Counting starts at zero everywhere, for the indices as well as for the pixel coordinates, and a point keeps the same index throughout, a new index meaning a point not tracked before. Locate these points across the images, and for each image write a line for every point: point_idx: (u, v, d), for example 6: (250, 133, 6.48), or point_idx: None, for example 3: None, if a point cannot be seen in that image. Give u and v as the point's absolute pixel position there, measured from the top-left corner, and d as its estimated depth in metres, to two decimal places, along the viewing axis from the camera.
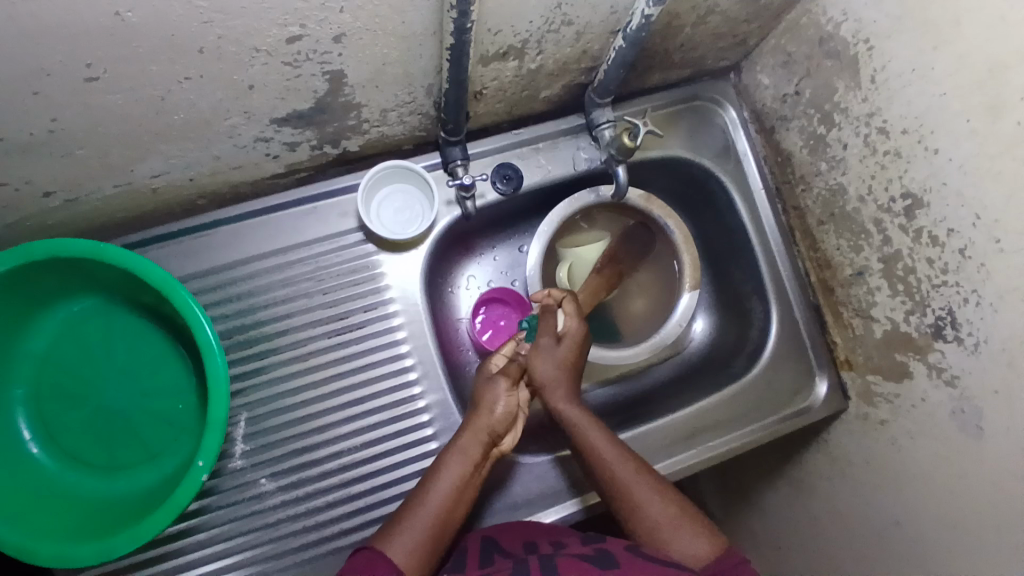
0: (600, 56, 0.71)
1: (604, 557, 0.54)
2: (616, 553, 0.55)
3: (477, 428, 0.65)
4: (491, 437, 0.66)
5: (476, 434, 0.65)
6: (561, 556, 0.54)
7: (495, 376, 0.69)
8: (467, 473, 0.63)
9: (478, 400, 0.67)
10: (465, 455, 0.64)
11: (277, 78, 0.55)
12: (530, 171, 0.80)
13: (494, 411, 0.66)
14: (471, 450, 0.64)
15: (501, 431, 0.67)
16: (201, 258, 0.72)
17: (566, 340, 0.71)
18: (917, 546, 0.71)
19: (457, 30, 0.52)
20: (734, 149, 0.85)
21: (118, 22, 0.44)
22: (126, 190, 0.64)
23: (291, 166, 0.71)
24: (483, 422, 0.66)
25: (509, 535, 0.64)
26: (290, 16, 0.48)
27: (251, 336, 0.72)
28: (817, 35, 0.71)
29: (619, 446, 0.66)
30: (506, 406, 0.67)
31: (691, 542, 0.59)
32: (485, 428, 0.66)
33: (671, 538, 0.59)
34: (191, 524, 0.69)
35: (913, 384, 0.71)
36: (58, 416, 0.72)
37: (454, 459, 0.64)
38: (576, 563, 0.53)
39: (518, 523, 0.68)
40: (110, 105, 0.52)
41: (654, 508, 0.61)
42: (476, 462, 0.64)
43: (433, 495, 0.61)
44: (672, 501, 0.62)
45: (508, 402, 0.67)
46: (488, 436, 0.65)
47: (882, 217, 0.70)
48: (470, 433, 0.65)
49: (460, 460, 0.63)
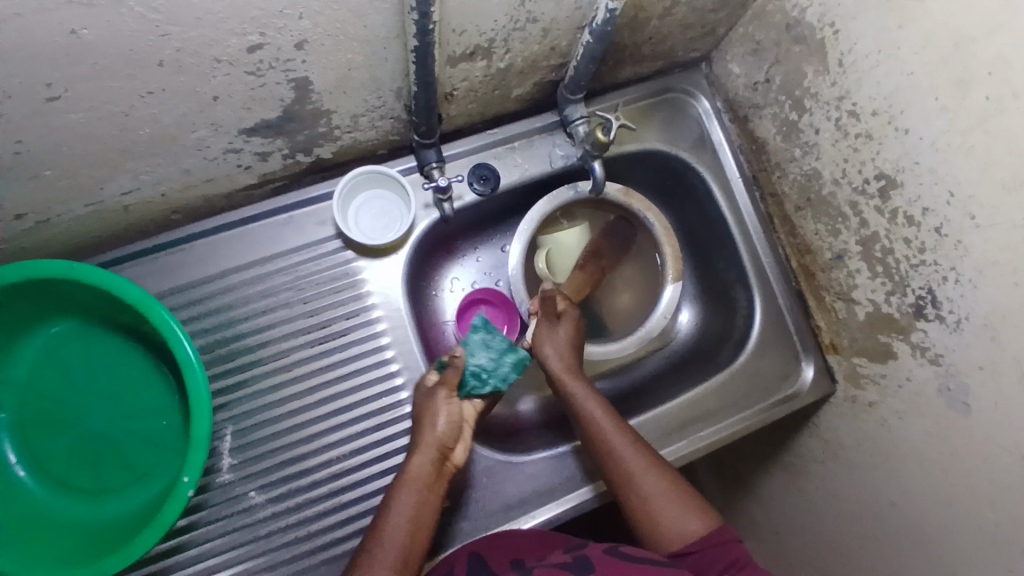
0: (569, 52, 0.71)
1: (583, 563, 0.54)
2: (594, 558, 0.55)
3: (424, 449, 0.65)
4: (440, 451, 0.65)
5: (425, 452, 0.64)
6: (539, 568, 0.54)
7: (434, 386, 0.69)
8: (420, 499, 0.62)
9: (421, 419, 0.67)
10: (416, 481, 0.62)
11: (241, 88, 0.55)
12: (507, 171, 0.80)
13: (436, 427, 0.66)
14: (421, 473, 0.63)
15: (450, 443, 0.66)
16: (179, 273, 0.71)
17: (565, 322, 0.76)
18: (913, 525, 0.71)
19: (420, 31, 0.52)
20: (709, 139, 0.86)
21: (76, 40, 0.43)
22: (97, 209, 0.63)
23: (264, 176, 0.70)
24: (430, 437, 0.65)
25: (496, 551, 0.64)
26: (249, 24, 0.48)
27: (233, 349, 0.72)
28: (783, 21, 0.71)
29: (616, 419, 0.68)
30: (446, 416, 0.66)
31: (683, 519, 0.61)
32: (434, 443, 0.65)
33: (664, 516, 0.61)
34: (182, 540, 0.69)
35: (898, 364, 0.71)
36: (41, 441, 0.71)
37: (406, 486, 0.62)
38: (553, 573, 0.53)
39: (501, 535, 0.68)
40: (73, 124, 0.51)
41: (649, 479, 0.64)
42: (430, 485, 0.63)
43: (390, 528, 0.59)
44: (668, 476, 0.64)
45: (448, 412, 0.67)
46: (438, 450, 0.65)
47: (858, 199, 0.70)
48: (418, 456, 0.64)
49: (413, 487, 0.62)
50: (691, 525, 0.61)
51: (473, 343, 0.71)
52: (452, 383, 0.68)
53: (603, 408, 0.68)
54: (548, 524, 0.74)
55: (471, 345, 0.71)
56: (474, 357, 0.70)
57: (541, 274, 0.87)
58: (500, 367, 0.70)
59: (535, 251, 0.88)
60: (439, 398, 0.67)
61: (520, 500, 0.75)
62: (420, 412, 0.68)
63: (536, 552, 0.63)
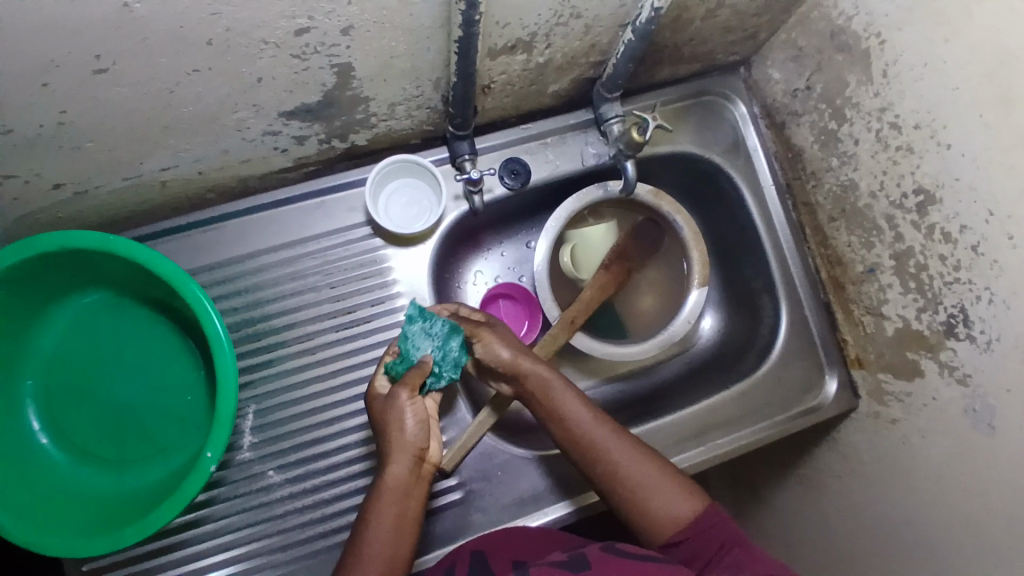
0: (609, 50, 0.70)
1: (578, 560, 0.53)
2: (591, 555, 0.54)
3: (398, 456, 0.60)
4: (415, 454, 0.61)
5: (399, 455, 0.60)
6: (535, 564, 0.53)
7: (393, 388, 0.63)
8: (400, 506, 0.59)
9: (386, 423, 0.62)
10: (394, 492, 0.59)
11: (285, 71, 0.55)
12: (538, 167, 0.79)
13: (405, 428, 0.61)
14: (398, 483, 0.59)
15: (423, 443, 0.62)
16: (211, 251, 0.72)
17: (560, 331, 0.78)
18: (928, 546, 0.70)
19: (465, 22, 0.52)
20: (744, 144, 0.85)
21: (127, 14, 0.44)
22: (135, 183, 0.64)
23: (299, 160, 0.71)
24: (401, 441, 0.60)
25: (498, 553, 0.63)
26: (297, 8, 0.48)
27: (259, 330, 0.73)
28: (828, 28, 0.70)
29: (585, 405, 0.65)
30: (415, 415, 0.62)
31: (673, 503, 0.60)
32: (406, 445, 0.61)
33: (654, 502, 0.60)
34: (200, 515, 0.70)
35: (925, 382, 0.70)
36: (67, 409, 0.73)
37: (385, 494, 0.59)
38: (550, 569, 0.51)
39: (505, 536, 0.67)
40: (119, 98, 0.52)
41: (631, 466, 0.61)
42: (408, 494, 0.59)
43: (373, 547, 0.56)
44: (648, 460, 0.62)
45: (415, 410, 0.62)
46: (412, 453, 0.61)
47: (894, 213, 0.69)
48: (391, 464, 0.60)
49: (391, 495, 0.59)
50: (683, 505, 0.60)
51: (413, 335, 0.67)
52: (413, 383, 0.63)
53: (573, 394, 0.65)
54: (558, 523, 0.74)
55: (412, 338, 0.67)
56: (418, 351, 0.66)
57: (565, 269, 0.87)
58: (449, 354, 0.67)
59: (561, 246, 0.88)
60: (404, 397, 0.61)
61: (534, 496, 0.75)
62: (384, 413, 0.62)
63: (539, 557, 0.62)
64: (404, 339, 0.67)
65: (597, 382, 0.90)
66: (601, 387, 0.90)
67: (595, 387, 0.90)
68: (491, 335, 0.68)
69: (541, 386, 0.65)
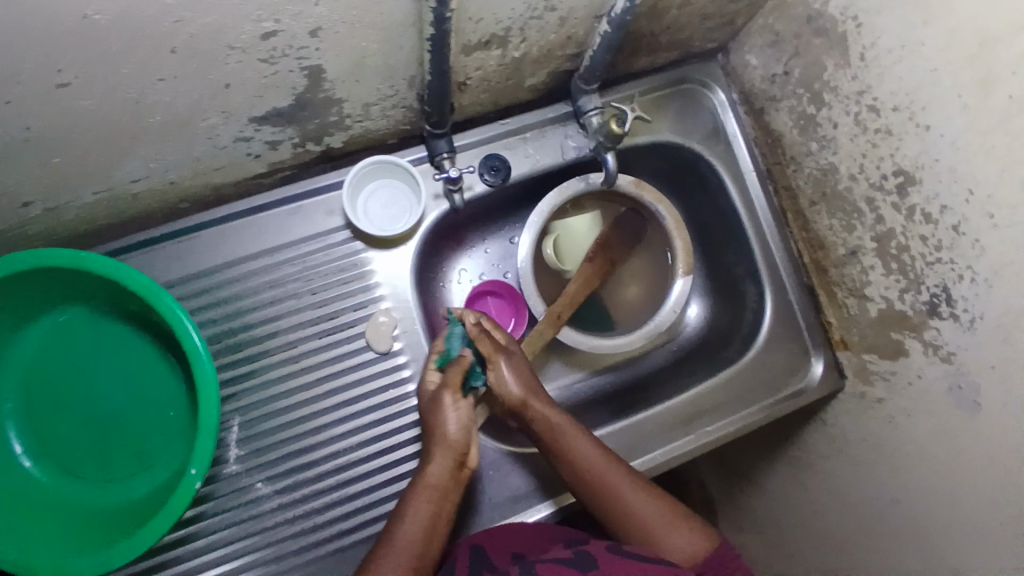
0: (586, 42, 0.69)
1: (583, 558, 0.54)
2: (596, 553, 0.54)
3: (439, 456, 0.64)
4: (456, 457, 0.64)
5: (442, 455, 0.64)
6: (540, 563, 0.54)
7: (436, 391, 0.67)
8: (437, 503, 0.61)
9: (432, 427, 0.66)
10: (431, 488, 0.62)
11: (253, 76, 0.53)
12: (518, 162, 0.78)
13: (448, 432, 0.64)
14: (437, 481, 0.62)
15: (464, 449, 0.65)
16: (186, 263, 0.70)
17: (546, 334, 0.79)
18: (916, 522, 0.71)
19: (437, 19, 0.51)
20: (724, 131, 0.85)
21: (88, 25, 0.42)
22: (106, 196, 0.62)
23: (273, 165, 0.69)
24: (444, 443, 0.64)
25: (498, 548, 0.63)
26: (263, 11, 0.46)
27: (240, 340, 0.71)
28: (805, 12, 0.70)
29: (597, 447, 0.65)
30: (459, 420, 0.65)
31: (681, 542, 0.59)
32: (449, 448, 0.64)
33: (661, 543, 0.59)
34: (189, 531, 0.68)
35: (908, 361, 0.71)
36: (47, 429, 0.71)
37: (424, 490, 0.62)
38: (555, 568, 0.52)
39: (504, 529, 0.68)
40: (84, 110, 0.50)
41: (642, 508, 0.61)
42: (444, 493, 0.62)
43: (401, 537, 0.58)
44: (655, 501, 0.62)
45: (458, 416, 0.65)
46: (454, 456, 0.64)
47: (874, 195, 0.69)
48: (432, 464, 0.63)
49: (430, 490, 0.62)
50: (691, 544, 0.59)
51: (452, 336, 0.69)
52: (453, 384, 0.66)
53: (582, 436, 0.65)
54: (554, 517, 0.74)
55: (452, 338, 0.69)
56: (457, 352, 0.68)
57: (549, 260, 0.86)
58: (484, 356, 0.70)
59: (544, 237, 0.87)
60: (448, 402, 0.65)
61: (527, 493, 0.75)
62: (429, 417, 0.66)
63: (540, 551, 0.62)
64: (445, 340, 0.70)
65: (586, 375, 0.90)
66: (590, 380, 0.90)
67: (584, 379, 0.90)
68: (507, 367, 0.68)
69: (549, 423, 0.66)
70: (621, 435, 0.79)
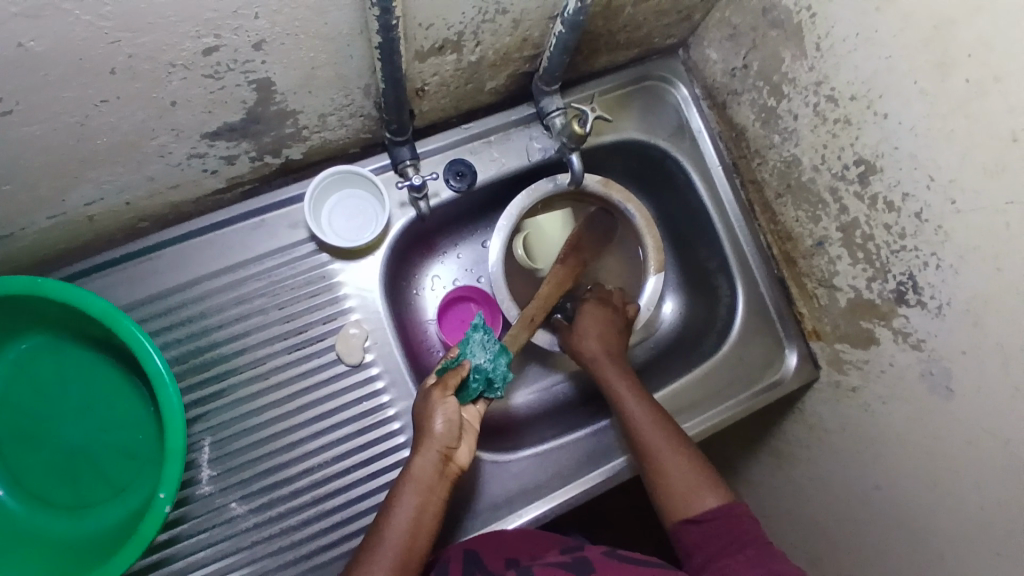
0: (542, 43, 0.69)
1: (581, 563, 0.54)
2: (593, 558, 0.55)
3: (424, 450, 0.62)
4: (441, 452, 0.61)
5: (426, 451, 0.62)
6: (538, 565, 0.55)
7: (429, 386, 0.65)
8: (421, 502, 0.60)
9: (420, 420, 0.64)
10: (416, 483, 0.60)
11: (199, 92, 0.52)
12: (483, 166, 0.78)
13: (434, 428, 0.62)
14: (423, 476, 0.60)
15: (452, 443, 0.62)
16: (148, 284, 0.69)
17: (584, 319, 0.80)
18: (898, 509, 0.71)
19: (383, 28, 0.50)
20: (688, 127, 0.85)
21: (23, 53, 0.41)
22: (61, 220, 0.61)
23: (232, 180, 0.68)
24: (430, 439, 0.62)
25: (492, 554, 0.62)
26: (202, 27, 0.46)
27: (207, 359, 0.70)
28: (760, 5, 0.70)
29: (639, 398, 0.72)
30: (445, 416, 0.62)
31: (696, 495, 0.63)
32: (434, 444, 0.62)
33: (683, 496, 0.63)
34: (164, 556, 0.67)
35: (880, 349, 0.71)
36: (17, 458, 0.69)
37: (407, 488, 0.60)
38: (553, 570, 0.52)
39: (495, 534, 0.67)
40: (28, 137, 0.49)
41: (664, 458, 0.66)
42: (430, 489, 0.60)
43: (387, 535, 0.58)
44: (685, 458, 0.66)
45: (446, 412, 0.62)
46: (439, 451, 0.61)
47: (837, 185, 0.70)
48: (419, 456, 0.62)
49: (414, 488, 0.60)
50: (704, 497, 0.63)
51: (472, 343, 0.68)
52: (447, 384, 0.64)
53: (629, 390, 0.73)
54: (536, 522, 0.73)
55: (470, 344, 0.68)
56: (471, 356, 0.67)
57: (519, 259, 0.85)
58: (499, 365, 0.67)
59: (515, 235, 0.86)
60: (436, 398, 0.63)
61: (507, 499, 0.74)
62: (418, 412, 0.65)
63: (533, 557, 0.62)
64: (464, 345, 0.68)
65: (565, 376, 0.90)
66: (569, 381, 0.90)
67: (563, 381, 0.90)
68: (590, 308, 0.81)
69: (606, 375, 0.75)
70: (601, 436, 0.78)
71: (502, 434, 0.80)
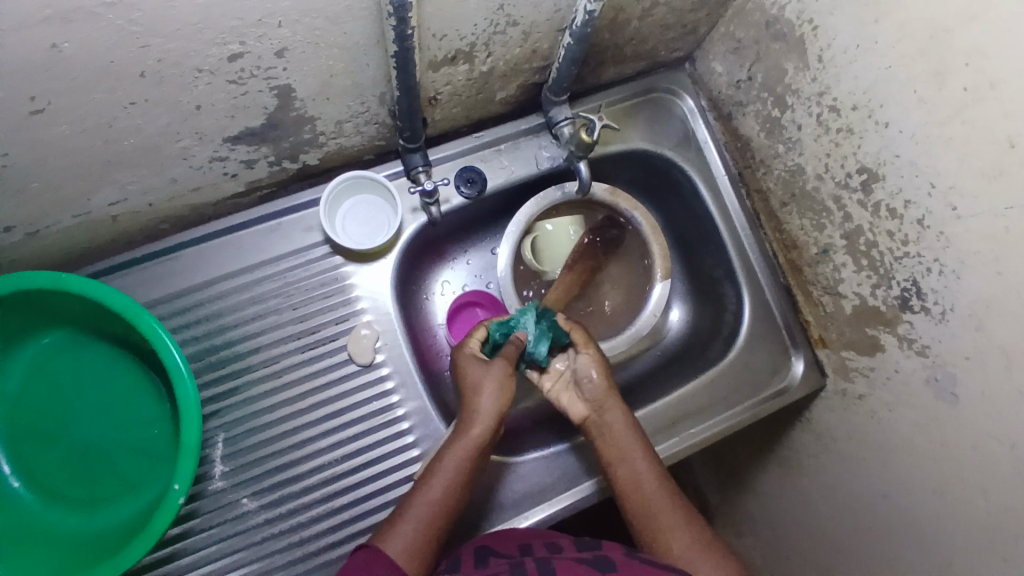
0: (551, 55, 0.71)
1: (601, 561, 0.54)
2: (615, 558, 0.55)
3: (480, 420, 0.65)
4: (495, 424, 0.66)
5: (483, 421, 0.65)
6: (558, 560, 0.55)
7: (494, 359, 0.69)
8: (469, 466, 0.64)
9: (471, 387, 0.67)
10: (469, 450, 0.64)
11: (223, 97, 0.55)
12: (493, 173, 0.80)
13: (491, 400, 0.66)
14: (476, 443, 0.64)
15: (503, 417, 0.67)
16: (167, 283, 0.72)
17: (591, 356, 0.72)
18: (906, 517, 0.71)
19: (398, 37, 0.52)
20: (694, 138, 0.87)
21: (57, 54, 0.44)
22: (86, 220, 0.64)
23: (251, 184, 0.71)
24: (487, 409, 0.66)
25: (504, 542, 0.62)
26: (227, 34, 0.48)
27: (222, 357, 0.72)
28: (762, 18, 0.72)
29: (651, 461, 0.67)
30: (501, 391, 0.67)
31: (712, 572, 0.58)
32: (491, 415, 0.66)
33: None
34: (176, 549, 0.68)
35: (886, 356, 0.71)
36: (36, 450, 0.71)
37: (456, 452, 0.64)
38: (573, 566, 0.53)
39: (505, 531, 0.67)
40: (58, 137, 0.51)
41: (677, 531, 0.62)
42: (479, 455, 0.64)
43: (433, 493, 0.62)
44: (694, 530, 0.62)
45: (501, 390, 0.67)
46: (493, 423, 0.66)
47: (841, 193, 0.71)
48: (468, 427, 0.65)
49: (466, 454, 0.64)
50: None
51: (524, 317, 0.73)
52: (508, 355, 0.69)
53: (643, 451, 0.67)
54: (542, 524, 0.74)
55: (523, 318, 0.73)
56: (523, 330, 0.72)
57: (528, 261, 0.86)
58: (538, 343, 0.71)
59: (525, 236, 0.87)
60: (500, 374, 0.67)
61: (514, 500, 0.75)
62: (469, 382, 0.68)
63: (545, 543, 0.62)
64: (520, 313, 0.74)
65: None
66: None
67: None
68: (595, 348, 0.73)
69: (609, 430, 0.69)
70: None
71: (509, 438, 0.81)
